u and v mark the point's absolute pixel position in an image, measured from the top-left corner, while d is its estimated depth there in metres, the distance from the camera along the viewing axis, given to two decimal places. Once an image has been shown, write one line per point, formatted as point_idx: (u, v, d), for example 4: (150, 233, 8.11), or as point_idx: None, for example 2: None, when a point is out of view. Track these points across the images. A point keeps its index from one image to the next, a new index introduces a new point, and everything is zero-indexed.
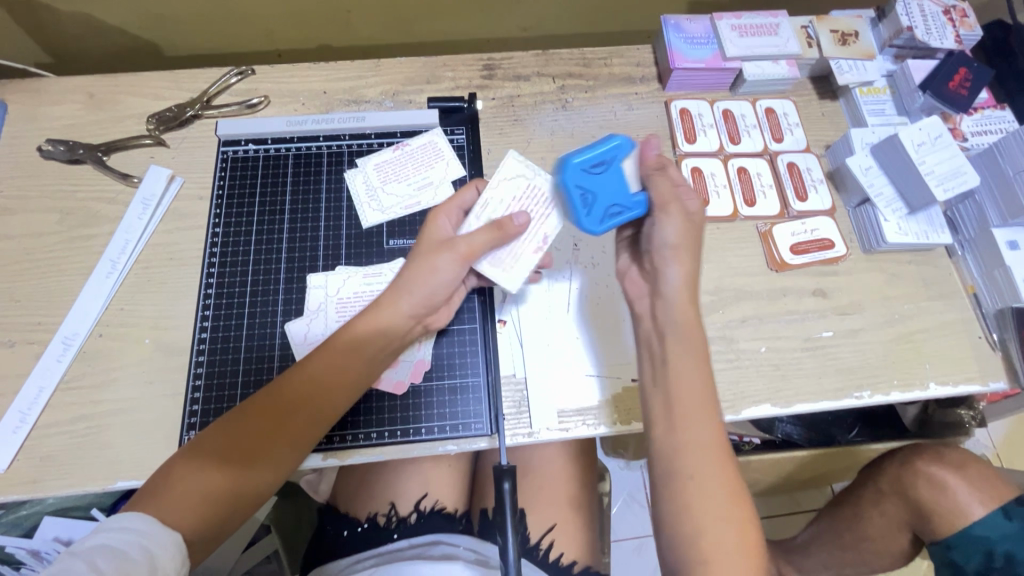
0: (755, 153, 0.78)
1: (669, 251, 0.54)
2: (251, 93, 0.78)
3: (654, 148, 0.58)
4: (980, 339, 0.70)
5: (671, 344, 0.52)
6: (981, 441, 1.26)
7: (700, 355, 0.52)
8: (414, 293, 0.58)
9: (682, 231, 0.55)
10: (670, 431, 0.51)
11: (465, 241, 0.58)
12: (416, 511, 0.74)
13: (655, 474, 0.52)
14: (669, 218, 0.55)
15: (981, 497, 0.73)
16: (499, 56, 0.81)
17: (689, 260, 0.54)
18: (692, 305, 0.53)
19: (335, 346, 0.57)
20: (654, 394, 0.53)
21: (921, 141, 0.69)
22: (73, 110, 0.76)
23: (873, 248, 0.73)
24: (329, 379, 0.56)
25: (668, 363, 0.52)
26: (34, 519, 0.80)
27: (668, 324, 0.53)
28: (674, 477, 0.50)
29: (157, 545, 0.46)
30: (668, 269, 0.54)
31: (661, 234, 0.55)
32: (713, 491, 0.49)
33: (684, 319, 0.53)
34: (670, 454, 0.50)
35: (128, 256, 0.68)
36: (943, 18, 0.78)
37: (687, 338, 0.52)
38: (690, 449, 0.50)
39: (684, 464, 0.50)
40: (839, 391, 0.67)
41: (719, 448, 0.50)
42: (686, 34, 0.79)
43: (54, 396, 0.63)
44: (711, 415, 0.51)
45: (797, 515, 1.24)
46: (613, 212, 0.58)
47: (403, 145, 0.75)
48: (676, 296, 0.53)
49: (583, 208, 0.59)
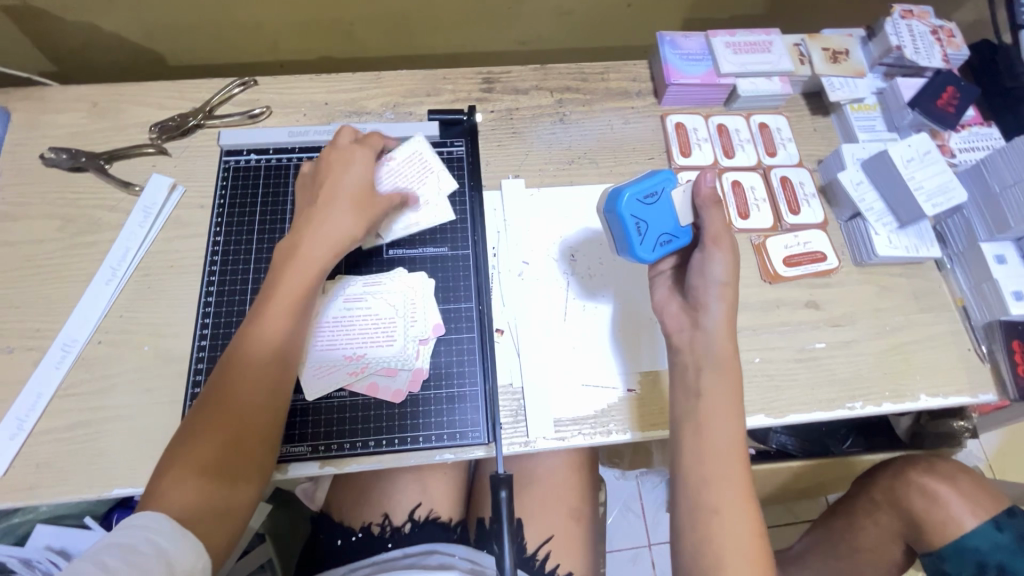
0: (749, 167, 0.79)
1: (717, 288, 0.56)
2: (253, 103, 0.79)
3: (711, 182, 0.58)
4: (969, 351, 0.71)
5: (707, 374, 0.54)
6: (973, 452, 1.27)
7: (735, 385, 0.54)
8: (326, 246, 0.61)
9: (728, 267, 0.56)
10: (697, 463, 0.52)
11: (362, 198, 0.63)
12: (411, 520, 0.74)
13: (679, 503, 0.53)
14: (719, 253, 0.57)
15: (974, 509, 0.74)
16: (499, 70, 0.83)
17: (731, 300, 0.56)
18: (732, 339, 0.55)
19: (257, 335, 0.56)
20: (685, 424, 0.54)
21: (910, 157, 0.71)
22: (76, 119, 0.77)
23: (865, 261, 0.74)
24: (270, 368, 0.56)
25: (704, 397, 0.54)
26: (26, 527, 0.81)
27: (708, 356, 0.55)
28: (701, 509, 0.51)
29: (166, 539, 0.46)
30: (713, 305, 0.56)
31: (711, 271, 0.56)
32: (734, 522, 0.50)
33: (723, 353, 0.55)
34: (698, 485, 0.52)
35: (128, 263, 0.69)
36: (931, 38, 0.80)
37: (723, 372, 0.54)
38: (716, 483, 0.51)
39: (709, 496, 0.51)
40: (832, 402, 0.68)
41: (746, 484, 0.52)
42: (681, 50, 0.80)
43: (51, 402, 0.63)
44: (739, 455, 0.53)
45: (791, 526, 1.25)
46: (664, 241, 0.59)
47: (387, 159, 0.72)
48: (716, 331, 0.55)
49: (638, 236, 0.58)
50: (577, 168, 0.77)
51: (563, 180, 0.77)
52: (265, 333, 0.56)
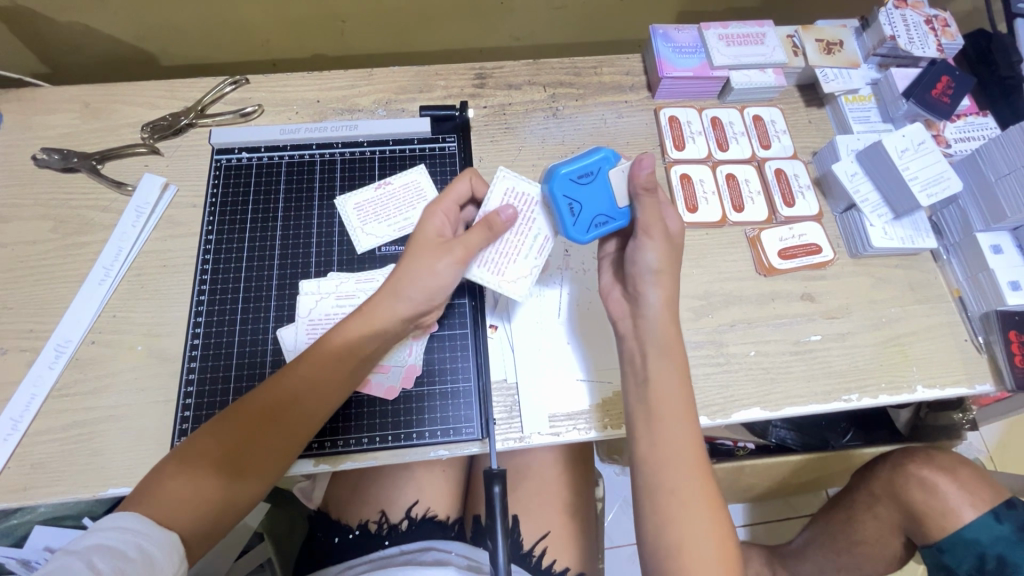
0: (743, 159, 0.79)
1: (650, 275, 0.56)
2: (245, 101, 0.79)
3: (647, 168, 0.55)
4: (966, 342, 0.71)
5: (653, 360, 0.54)
6: (974, 445, 1.27)
7: (680, 366, 0.54)
8: (408, 291, 0.58)
9: (662, 254, 0.56)
10: (650, 448, 0.52)
11: (460, 242, 0.58)
12: (408, 518, 0.74)
13: (638, 490, 0.53)
14: (651, 242, 0.56)
15: (973, 501, 0.74)
16: (491, 65, 0.82)
17: (669, 286, 0.56)
18: (674, 323, 0.55)
19: (309, 367, 0.56)
20: (637, 411, 0.54)
21: (904, 147, 0.70)
22: (68, 120, 0.76)
23: (860, 253, 0.74)
24: (324, 384, 0.56)
25: (651, 383, 0.53)
26: (26, 528, 0.81)
27: (651, 342, 0.54)
28: (657, 492, 0.51)
29: (153, 545, 0.46)
30: (649, 291, 0.55)
31: (644, 258, 0.56)
32: (692, 502, 0.50)
33: (666, 338, 0.54)
34: (650, 469, 0.51)
35: (121, 263, 0.69)
36: (925, 28, 0.79)
37: (669, 355, 0.54)
38: (668, 466, 0.51)
39: (665, 478, 0.51)
40: (827, 394, 0.67)
41: (701, 464, 0.51)
42: (674, 43, 0.80)
43: (46, 403, 0.63)
44: (692, 438, 0.52)
45: (792, 520, 1.24)
46: (599, 223, 0.59)
47: (384, 183, 0.74)
48: (656, 317, 0.55)
49: (571, 217, 0.59)
50: None
51: None
52: (317, 358, 0.56)
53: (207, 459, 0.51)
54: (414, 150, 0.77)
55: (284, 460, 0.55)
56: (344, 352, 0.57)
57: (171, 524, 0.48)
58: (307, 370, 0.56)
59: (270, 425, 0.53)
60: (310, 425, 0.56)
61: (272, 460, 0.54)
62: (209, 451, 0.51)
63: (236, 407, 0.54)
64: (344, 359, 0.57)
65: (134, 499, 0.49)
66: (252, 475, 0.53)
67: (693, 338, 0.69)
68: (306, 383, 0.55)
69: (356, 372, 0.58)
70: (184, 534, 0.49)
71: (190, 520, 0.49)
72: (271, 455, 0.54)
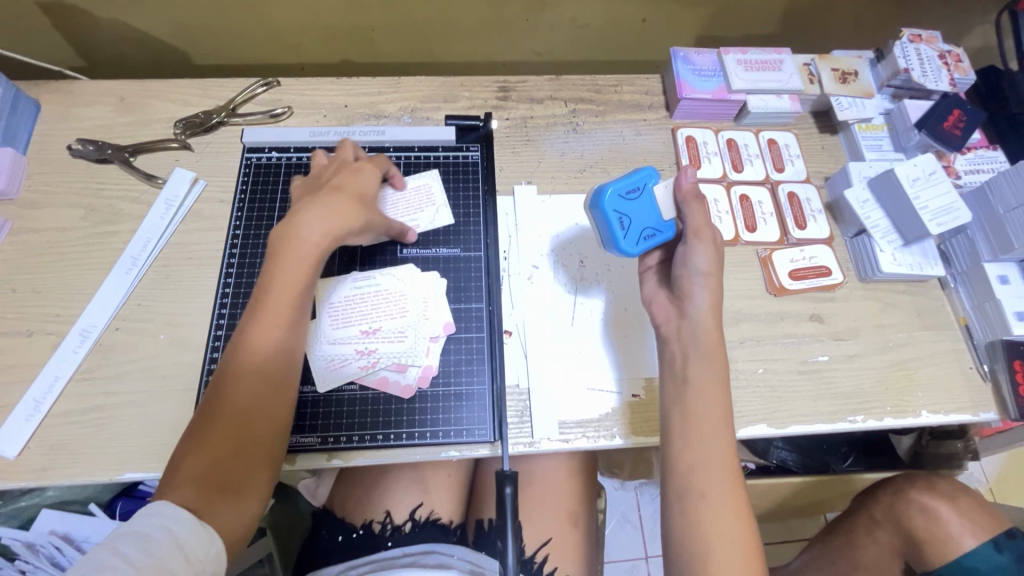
0: (757, 181, 0.81)
1: (700, 278, 0.58)
2: (275, 103, 0.81)
3: (691, 178, 0.61)
4: (971, 369, 0.72)
5: (694, 361, 0.56)
6: (974, 475, 1.27)
7: (721, 372, 0.56)
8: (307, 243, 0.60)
9: (711, 258, 0.59)
10: (684, 449, 0.54)
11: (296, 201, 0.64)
12: (412, 519, 0.75)
13: (668, 491, 0.54)
14: (701, 245, 0.59)
15: (974, 529, 0.75)
16: (515, 79, 0.85)
17: (715, 289, 0.58)
18: (717, 328, 0.57)
19: (263, 324, 0.57)
20: (674, 411, 0.56)
21: (916, 176, 0.72)
22: (104, 112, 0.79)
23: (869, 277, 0.75)
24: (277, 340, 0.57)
25: (691, 383, 0.55)
26: (32, 511, 0.82)
27: (693, 342, 0.57)
28: (689, 492, 0.52)
29: (181, 527, 0.47)
30: (697, 292, 0.58)
31: (694, 261, 0.59)
32: (724, 508, 0.51)
33: (708, 341, 0.56)
34: (685, 472, 0.53)
35: (148, 253, 0.71)
36: (939, 62, 0.81)
37: (710, 357, 0.56)
38: (702, 468, 0.52)
39: (700, 482, 0.52)
40: (834, 415, 0.68)
41: (733, 473, 0.53)
42: (694, 66, 0.82)
43: (67, 386, 0.64)
44: (727, 445, 0.54)
45: (789, 543, 1.24)
46: (648, 234, 0.62)
47: (396, 186, 0.76)
48: (701, 319, 0.57)
49: (622, 230, 0.61)
50: (589, 177, 0.79)
51: (575, 189, 0.78)
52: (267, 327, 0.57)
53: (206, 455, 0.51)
54: (437, 157, 0.79)
55: (273, 461, 0.54)
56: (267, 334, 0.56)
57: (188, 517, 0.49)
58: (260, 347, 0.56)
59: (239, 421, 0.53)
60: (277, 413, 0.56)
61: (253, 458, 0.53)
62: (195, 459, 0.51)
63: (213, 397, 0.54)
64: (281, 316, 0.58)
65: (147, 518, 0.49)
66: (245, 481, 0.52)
67: None
68: (240, 368, 0.55)
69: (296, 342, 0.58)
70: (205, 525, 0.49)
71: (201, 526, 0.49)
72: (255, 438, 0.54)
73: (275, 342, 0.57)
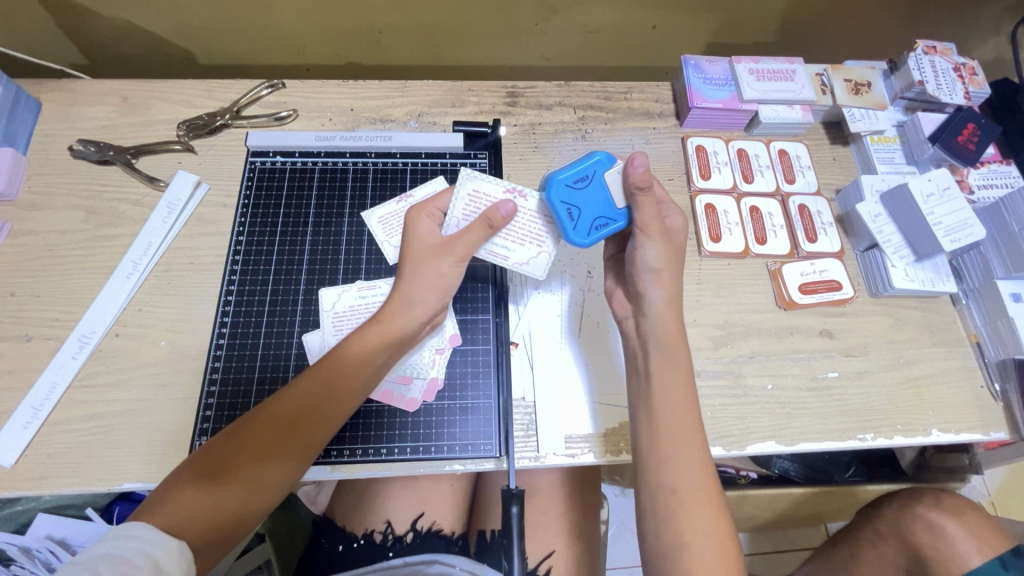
0: (768, 193, 0.80)
1: (649, 275, 0.57)
2: (280, 105, 0.80)
3: (640, 168, 0.55)
4: (982, 388, 0.71)
5: (654, 359, 0.55)
6: (976, 488, 1.26)
7: (682, 368, 0.55)
8: (422, 297, 0.58)
9: (662, 252, 0.57)
10: (653, 446, 0.52)
11: (461, 242, 0.58)
12: (413, 530, 0.74)
13: (640, 490, 0.52)
14: (650, 241, 0.57)
15: (980, 546, 0.73)
16: (523, 84, 0.84)
17: (670, 286, 0.57)
18: (676, 324, 0.56)
19: (338, 367, 0.55)
20: (639, 408, 0.55)
21: (930, 192, 0.71)
22: (106, 112, 0.78)
23: (880, 293, 0.74)
24: (346, 389, 0.55)
25: (652, 380, 0.54)
26: (28, 515, 0.80)
27: (653, 341, 0.56)
28: (658, 491, 0.51)
29: (162, 552, 0.43)
30: (649, 290, 0.57)
31: (645, 257, 0.57)
32: (695, 506, 0.49)
33: (667, 339, 0.56)
34: (655, 469, 0.51)
35: (149, 258, 0.69)
36: (953, 74, 0.80)
37: (669, 353, 0.55)
38: (671, 467, 0.51)
39: (669, 477, 0.50)
40: (843, 432, 0.68)
41: (707, 470, 0.51)
42: (706, 74, 0.81)
43: (66, 393, 0.63)
44: (696, 440, 0.52)
45: (790, 553, 1.24)
46: (599, 225, 0.59)
47: (406, 196, 0.74)
48: (657, 317, 0.56)
49: (571, 222, 0.59)
50: None
51: None
52: (350, 360, 0.55)
53: (223, 470, 0.49)
54: (444, 164, 0.78)
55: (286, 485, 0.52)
56: (356, 360, 0.55)
57: (182, 528, 0.46)
58: (324, 378, 0.54)
59: (281, 433, 0.51)
60: (328, 433, 0.54)
61: (282, 467, 0.51)
62: (221, 463, 0.49)
63: (255, 413, 0.52)
64: (356, 369, 0.55)
65: (147, 506, 0.47)
66: (262, 485, 0.50)
67: (712, 368, 0.69)
68: (309, 391, 0.53)
69: (361, 390, 0.56)
70: (195, 537, 0.46)
71: (209, 524, 0.47)
72: (282, 465, 0.51)
73: (348, 381, 0.55)
